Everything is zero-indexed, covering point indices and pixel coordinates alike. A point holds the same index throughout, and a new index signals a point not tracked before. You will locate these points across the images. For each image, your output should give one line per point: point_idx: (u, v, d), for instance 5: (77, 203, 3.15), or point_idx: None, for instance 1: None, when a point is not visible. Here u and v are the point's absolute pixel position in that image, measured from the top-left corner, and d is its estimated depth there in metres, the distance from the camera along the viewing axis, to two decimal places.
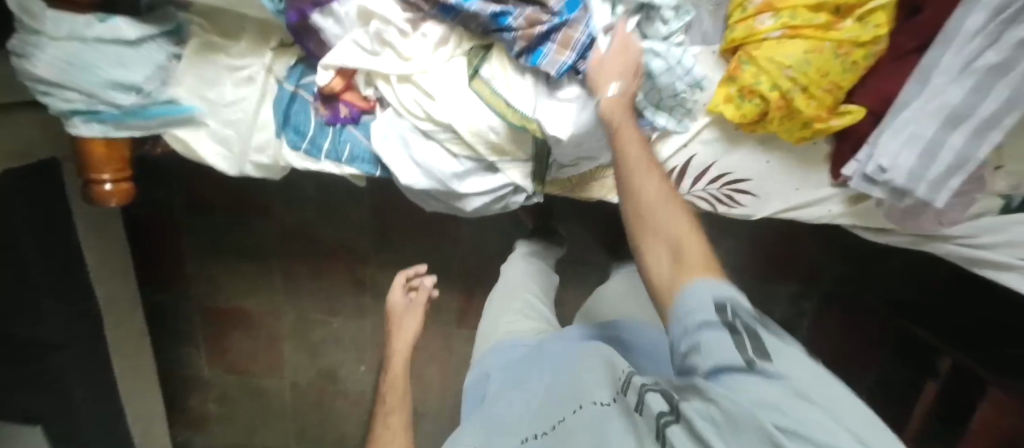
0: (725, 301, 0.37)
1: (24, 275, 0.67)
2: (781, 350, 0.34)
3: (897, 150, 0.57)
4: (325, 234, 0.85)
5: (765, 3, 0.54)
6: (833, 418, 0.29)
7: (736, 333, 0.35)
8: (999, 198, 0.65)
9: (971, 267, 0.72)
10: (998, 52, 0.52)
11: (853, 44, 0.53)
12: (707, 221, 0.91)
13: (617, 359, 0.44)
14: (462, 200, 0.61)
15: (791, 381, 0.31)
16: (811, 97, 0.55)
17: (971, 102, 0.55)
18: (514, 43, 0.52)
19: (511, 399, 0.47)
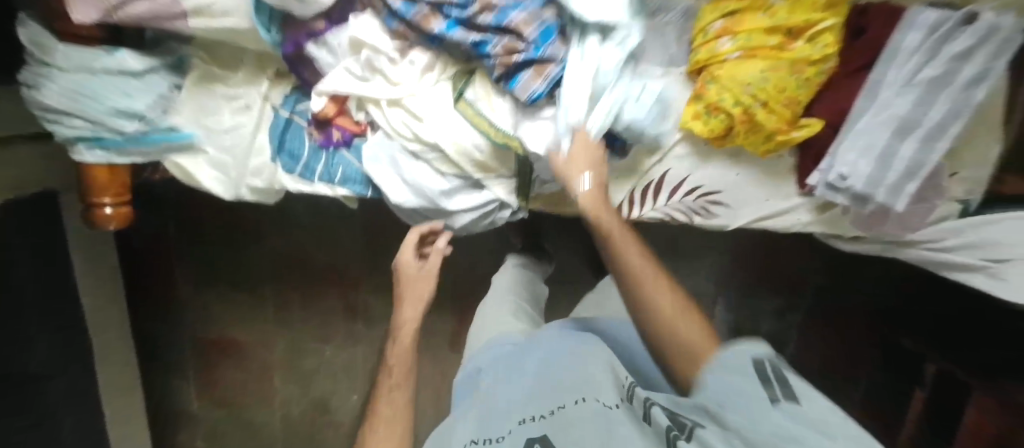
0: (759, 358, 0.36)
1: (23, 302, 0.68)
2: (815, 394, 0.33)
3: (855, 158, 0.62)
4: (319, 259, 0.87)
5: (723, 28, 0.59)
6: None
7: (767, 379, 0.35)
8: (957, 203, 0.70)
9: (940, 271, 0.74)
10: (936, 66, 0.57)
11: (806, 62, 0.58)
12: (688, 238, 0.95)
13: (619, 372, 0.47)
14: (451, 216, 0.65)
15: (817, 421, 0.30)
16: (771, 111, 0.60)
17: (917, 111, 0.60)
18: (493, 69, 0.56)
19: (511, 384, 0.49)
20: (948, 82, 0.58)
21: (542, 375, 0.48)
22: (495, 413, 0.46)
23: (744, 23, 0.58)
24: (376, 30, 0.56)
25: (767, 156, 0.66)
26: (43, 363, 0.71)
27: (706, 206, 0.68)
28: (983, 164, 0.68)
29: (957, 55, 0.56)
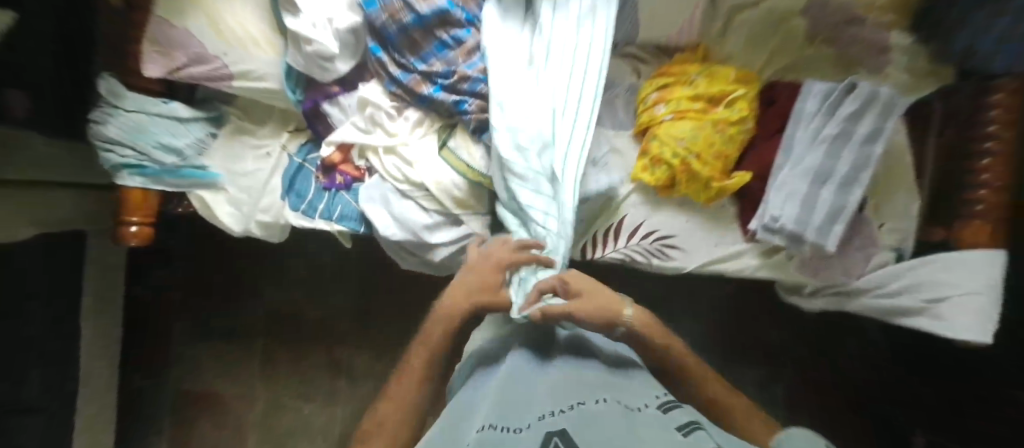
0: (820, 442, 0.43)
1: (39, 325, 0.74)
2: None
3: (782, 202, 0.71)
4: (310, 314, 0.94)
5: (658, 97, 0.73)
6: None
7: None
8: (891, 251, 0.79)
9: (892, 321, 0.79)
10: (833, 124, 0.70)
11: (727, 123, 0.71)
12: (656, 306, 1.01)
13: (645, 387, 0.46)
14: (432, 250, 0.73)
15: None
16: (704, 163, 0.70)
17: (829, 162, 0.71)
18: (470, 122, 0.69)
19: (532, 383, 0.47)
20: (848, 137, 0.70)
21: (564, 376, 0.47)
22: (515, 402, 0.44)
23: (674, 93, 0.72)
24: (379, 92, 0.70)
25: (711, 204, 0.76)
26: (36, 394, 0.74)
27: (664, 249, 0.76)
28: (908, 219, 0.79)
29: (848, 115, 0.69)
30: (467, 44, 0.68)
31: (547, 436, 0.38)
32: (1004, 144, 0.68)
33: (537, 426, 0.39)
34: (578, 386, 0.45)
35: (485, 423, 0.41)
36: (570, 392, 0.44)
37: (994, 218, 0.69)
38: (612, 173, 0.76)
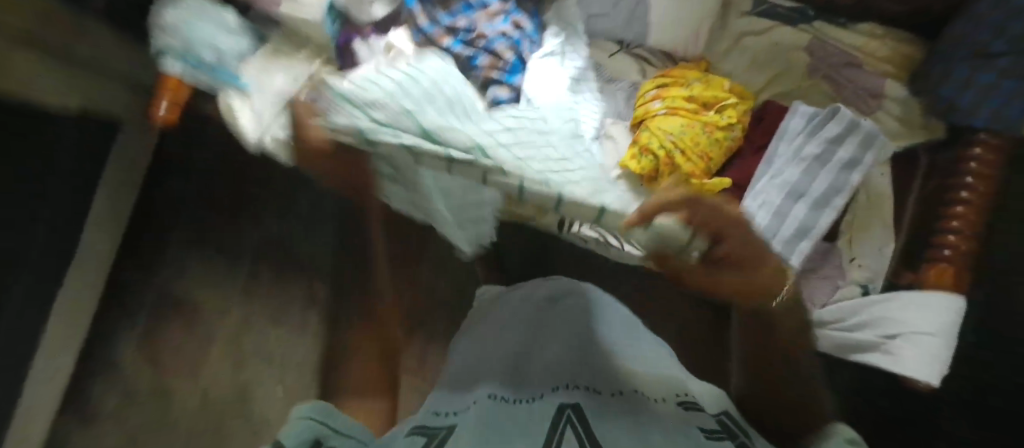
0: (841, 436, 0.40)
1: (70, 192, 0.80)
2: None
3: (756, 210, 0.74)
4: (302, 247, 1.01)
5: (655, 94, 0.79)
6: None
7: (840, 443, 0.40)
8: (857, 286, 0.80)
9: (845, 357, 0.78)
10: (815, 144, 0.75)
11: (714, 126, 0.75)
12: None
13: (665, 375, 0.50)
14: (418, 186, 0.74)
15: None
16: (687, 159, 0.74)
17: (805, 180, 0.75)
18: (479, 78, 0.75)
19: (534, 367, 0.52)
20: (825, 160, 0.75)
21: (588, 352, 0.52)
22: (520, 382, 0.49)
23: (672, 92, 0.78)
24: (404, 40, 0.77)
25: None
26: (49, 260, 0.79)
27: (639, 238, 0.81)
28: (880, 260, 0.80)
29: (828, 138, 0.75)
30: (491, 11, 0.78)
31: (562, 409, 0.41)
32: (978, 196, 0.71)
33: (557, 396, 0.43)
34: (601, 369, 0.49)
35: (492, 394, 0.47)
36: (594, 376, 0.48)
37: (959, 264, 0.71)
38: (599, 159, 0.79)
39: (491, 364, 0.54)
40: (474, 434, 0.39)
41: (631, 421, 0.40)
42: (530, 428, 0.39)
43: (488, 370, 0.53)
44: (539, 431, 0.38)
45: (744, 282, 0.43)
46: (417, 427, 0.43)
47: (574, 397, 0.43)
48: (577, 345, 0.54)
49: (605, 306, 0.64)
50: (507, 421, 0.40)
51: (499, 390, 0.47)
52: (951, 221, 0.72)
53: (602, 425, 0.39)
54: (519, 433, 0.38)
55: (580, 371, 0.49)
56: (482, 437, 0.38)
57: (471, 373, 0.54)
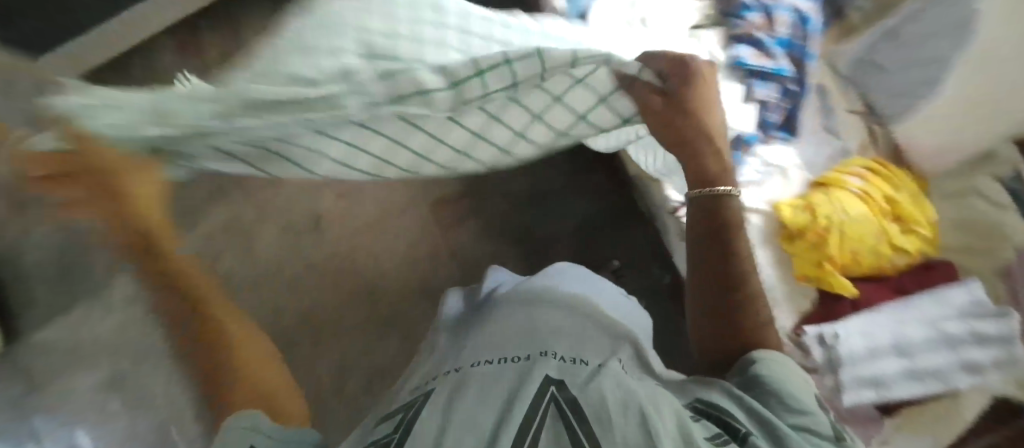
0: (767, 375, 0.48)
1: None
2: (796, 392, 0.47)
3: (853, 333, 0.72)
4: None
5: (862, 171, 0.73)
6: (812, 419, 0.45)
7: (771, 391, 0.47)
8: None
9: None
10: (959, 326, 0.70)
11: (888, 239, 0.71)
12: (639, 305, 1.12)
13: (628, 363, 0.57)
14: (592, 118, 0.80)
15: (806, 420, 0.45)
16: (839, 246, 0.72)
17: (921, 344, 0.71)
18: (742, 27, 0.70)
19: (508, 312, 0.65)
20: (956, 345, 0.70)
21: (569, 330, 0.61)
22: (505, 331, 0.61)
23: (876, 181, 0.72)
24: None
25: (800, 281, 0.78)
26: None
27: None
28: None
29: (979, 331, 0.69)
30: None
31: (546, 393, 0.47)
32: None
33: (544, 368, 0.51)
34: (585, 347, 0.57)
35: (480, 360, 0.56)
36: (583, 353, 0.56)
37: None
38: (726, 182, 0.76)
39: (480, 327, 0.65)
40: (443, 397, 0.49)
41: (622, 394, 0.46)
42: (519, 398, 0.46)
43: (483, 337, 0.61)
44: (524, 404, 0.45)
45: (698, 173, 0.59)
46: (391, 412, 0.51)
47: (562, 374, 0.50)
48: (565, 325, 0.62)
49: (581, 273, 0.78)
50: (490, 378, 0.51)
51: (483, 356, 0.57)
52: None
53: (586, 400, 0.45)
54: (510, 401, 0.46)
55: (566, 345, 0.57)
56: (473, 390, 0.49)
57: (456, 336, 0.68)
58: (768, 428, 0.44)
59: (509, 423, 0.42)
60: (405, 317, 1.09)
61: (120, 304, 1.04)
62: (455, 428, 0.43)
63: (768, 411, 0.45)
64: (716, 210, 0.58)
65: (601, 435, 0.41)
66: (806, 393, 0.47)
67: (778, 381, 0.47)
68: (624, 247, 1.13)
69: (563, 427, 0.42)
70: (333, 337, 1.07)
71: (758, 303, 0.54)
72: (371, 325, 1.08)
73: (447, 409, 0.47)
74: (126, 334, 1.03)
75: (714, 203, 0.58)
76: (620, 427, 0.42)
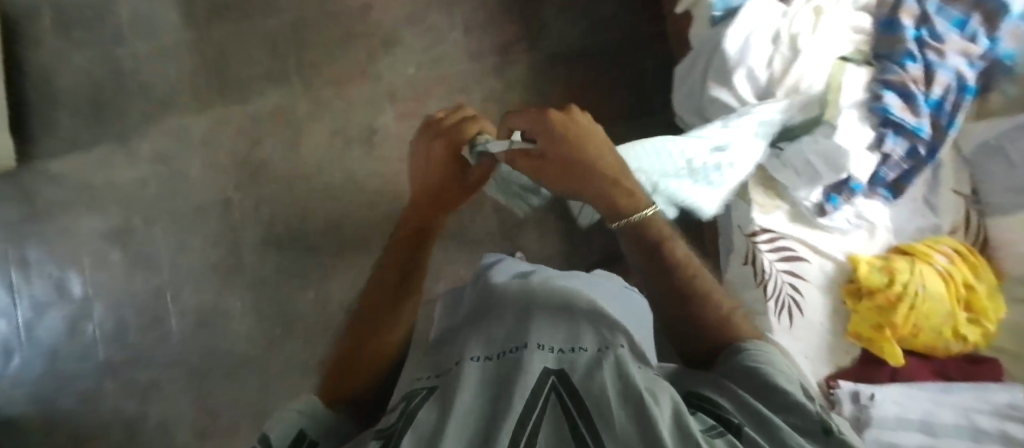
0: (762, 365, 0.43)
1: None
2: (792, 388, 0.41)
3: (889, 399, 0.74)
4: (542, 12, 1.03)
5: (949, 251, 0.74)
6: (803, 416, 0.39)
7: (770, 386, 0.41)
8: None
9: None
10: (991, 422, 0.70)
11: (952, 322, 0.72)
12: None
13: (632, 349, 0.53)
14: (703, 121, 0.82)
15: (805, 420, 0.38)
16: (906, 315, 0.72)
17: (951, 429, 0.71)
18: (894, 75, 0.68)
19: (517, 296, 0.63)
20: (983, 439, 0.70)
21: (565, 315, 0.58)
22: (529, 313, 0.59)
23: (962, 264, 0.73)
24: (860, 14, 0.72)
25: (848, 338, 0.78)
26: None
27: (785, 311, 0.76)
28: None
29: (1009, 433, 0.69)
30: (974, 48, 0.67)
31: (547, 378, 0.45)
32: None
33: (540, 357, 0.48)
34: (581, 332, 0.55)
35: (481, 354, 0.53)
36: (577, 340, 0.53)
37: None
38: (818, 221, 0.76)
39: (482, 321, 0.61)
40: (436, 395, 0.48)
41: (620, 386, 0.42)
42: (517, 389, 0.44)
43: (485, 327, 0.59)
44: (523, 396, 0.43)
45: (606, 201, 0.57)
46: (412, 390, 0.51)
47: (560, 363, 0.48)
48: (560, 313, 0.59)
49: (609, 280, 0.75)
50: (489, 373, 0.49)
51: (477, 350, 0.54)
52: None
53: (586, 391, 0.42)
54: (505, 394, 0.44)
55: (558, 334, 0.54)
56: (472, 384, 0.47)
57: (464, 322, 0.64)
58: (759, 418, 0.39)
59: (508, 417, 0.41)
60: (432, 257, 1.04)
61: (147, 159, 0.97)
62: (453, 429, 0.41)
63: (759, 403, 0.40)
64: (644, 233, 0.55)
65: (606, 432, 0.38)
66: (797, 384, 0.42)
67: (768, 371, 0.42)
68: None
69: (566, 420, 0.40)
70: None
71: (709, 318, 0.49)
72: None
73: (445, 405, 0.45)
74: (142, 190, 0.97)
75: (641, 227, 0.55)
76: (624, 425, 0.38)
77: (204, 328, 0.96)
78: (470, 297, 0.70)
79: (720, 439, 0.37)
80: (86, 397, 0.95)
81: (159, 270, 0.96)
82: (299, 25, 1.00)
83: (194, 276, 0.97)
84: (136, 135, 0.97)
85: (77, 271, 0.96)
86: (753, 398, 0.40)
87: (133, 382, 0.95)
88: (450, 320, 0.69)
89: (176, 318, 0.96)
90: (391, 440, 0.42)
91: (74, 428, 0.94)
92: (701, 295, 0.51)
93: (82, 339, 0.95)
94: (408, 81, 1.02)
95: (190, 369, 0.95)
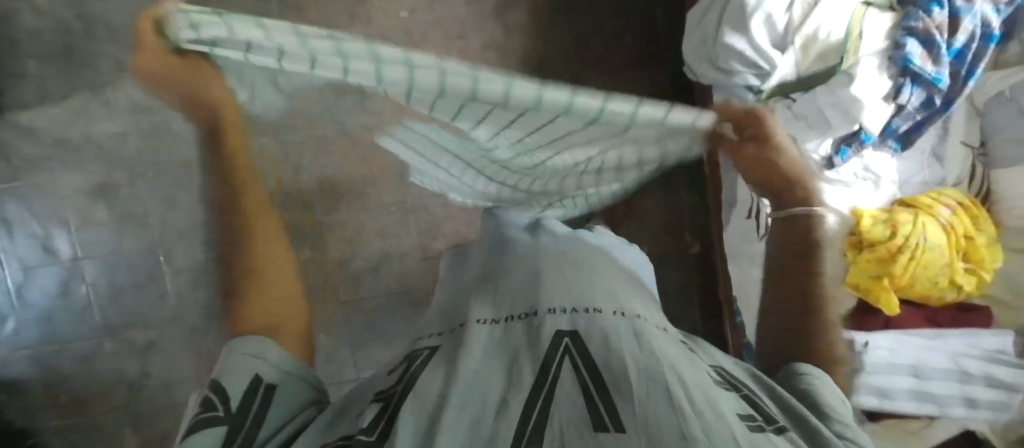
0: (813, 380, 0.49)
1: None
2: (838, 405, 0.46)
3: (882, 346, 0.76)
4: None
5: (953, 205, 0.75)
6: (847, 431, 0.44)
7: (816, 401, 0.46)
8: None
9: None
10: (978, 367, 0.74)
11: (950, 274, 0.74)
12: (675, 271, 1.06)
13: (646, 315, 0.56)
14: (714, 73, 0.79)
15: (848, 434, 0.43)
16: (907, 266, 0.73)
17: (937, 372, 0.76)
18: (918, 20, 0.68)
19: (524, 259, 0.63)
20: (967, 381, 0.75)
21: (577, 279, 0.59)
22: (536, 275, 0.60)
23: (965, 216, 0.75)
24: None
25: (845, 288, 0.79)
26: None
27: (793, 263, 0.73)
28: None
29: (993, 376, 0.74)
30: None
31: (563, 341, 0.47)
32: None
33: (553, 322, 0.51)
34: (592, 293, 0.56)
35: (487, 317, 0.54)
36: (590, 301, 0.55)
37: None
38: (825, 174, 0.75)
39: (489, 285, 0.62)
40: (439, 361, 0.48)
41: (644, 353, 0.44)
42: (528, 361, 0.46)
43: (491, 291, 0.60)
44: (533, 369, 0.45)
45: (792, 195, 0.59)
46: (412, 356, 0.52)
47: (573, 326, 0.50)
48: (568, 275, 0.60)
49: (621, 243, 0.79)
50: (493, 341, 0.50)
51: (483, 313, 0.55)
52: None
53: (606, 366, 0.44)
54: (511, 364, 0.46)
55: (565, 296, 0.56)
56: (478, 352, 0.47)
57: (467, 287, 0.65)
58: (805, 425, 0.43)
59: (520, 389, 0.42)
60: (429, 212, 1.02)
61: (126, 110, 0.92)
62: (451, 407, 0.40)
63: (810, 415, 0.44)
64: (806, 231, 0.58)
65: (620, 400, 0.39)
66: (848, 409, 0.47)
67: (823, 392, 0.47)
68: (662, 219, 1.06)
69: (580, 390, 0.41)
70: (348, 212, 1.01)
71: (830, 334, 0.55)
72: (392, 209, 1.01)
73: (448, 371, 0.45)
74: (126, 145, 0.92)
75: (807, 224, 0.58)
76: (641, 393, 0.40)
77: (201, 287, 0.94)
78: (483, 254, 0.71)
79: (759, 430, 0.39)
80: (86, 357, 0.94)
81: (149, 227, 0.93)
82: None
83: (186, 235, 0.94)
84: (113, 85, 0.91)
85: (63, 230, 0.92)
86: (799, 408, 0.45)
87: (133, 341, 0.94)
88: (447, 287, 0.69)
89: (172, 277, 0.94)
90: (390, 405, 0.43)
91: (76, 387, 0.94)
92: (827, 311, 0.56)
93: (76, 298, 0.93)
94: (401, 25, 0.97)
95: (189, 327, 0.95)
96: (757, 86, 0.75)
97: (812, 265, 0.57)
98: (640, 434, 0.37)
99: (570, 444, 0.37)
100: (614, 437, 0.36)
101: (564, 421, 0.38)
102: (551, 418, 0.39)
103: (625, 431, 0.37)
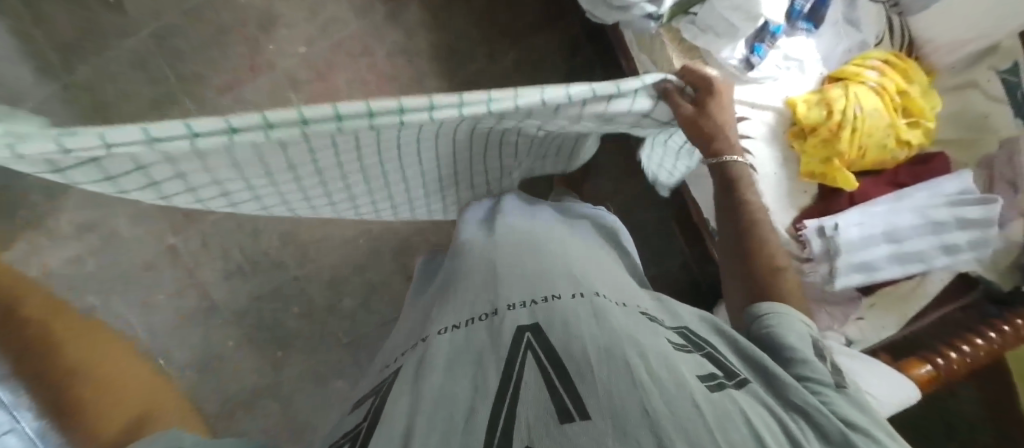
0: (772, 314, 0.53)
1: None
2: (803, 339, 0.51)
3: (851, 224, 0.74)
4: None
5: (878, 67, 0.75)
6: (810, 369, 0.48)
7: (784, 341, 0.51)
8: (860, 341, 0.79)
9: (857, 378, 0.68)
10: (947, 212, 0.74)
11: (894, 134, 0.74)
12: (648, 211, 1.06)
13: (607, 290, 0.56)
14: (613, 12, 0.77)
15: (810, 367, 0.48)
16: (852, 139, 0.73)
17: (911, 230, 0.75)
18: None
19: (477, 258, 0.64)
20: (942, 228, 0.75)
21: (533, 269, 0.59)
22: (492, 273, 0.60)
23: (893, 73, 0.75)
24: None
25: (802, 179, 0.78)
26: None
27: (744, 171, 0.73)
28: (891, 329, 0.79)
29: (964, 217, 0.74)
30: None
31: (523, 338, 0.48)
32: (1002, 339, 0.69)
33: (513, 318, 0.52)
34: (548, 278, 0.57)
35: (450, 326, 0.55)
36: (549, 287, 0.56)
37: (977, 363, 0.68)
38: (745, 76, 0.75)
39: (448, 294, 0.62)
40: (406, 382, 0.49)
41: (601, 332, 0.47)
42: (493, 363, 0.47)
43: (449, 300, 0.60)
44: (498, 371, 0.46)
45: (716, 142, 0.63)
46: (380, 385, 0.54)
47: (534, 318, 0.51)
48: (525, 265, 0.60)
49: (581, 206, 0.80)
50: (458, 349, 0.51)
51: (444, 322, 0.56)
52: (963, 342, 0.69)
53: (567, 355, 0.45)
54: (477, 368, 0.47)
55: (522, 287, 0.57)
56: (441, 363, 0.49)
57: (429, 303, 0.65)
58: (770, 378, 0.47)
59: (486, 396, 0.43)
60: (398, 232, 1.05)
61: (72, 233, 0.93)
62: (419, 435, 0.40)
63: (774, 364, 0.48)
64: (725, 175, 0.65)
65: (583, 389, 0.41)
66: (811, 346, 0.51)
67: (787, 335, 0.51)
68: (618, 165, 1.06)
69: (545, 385, 0.42)
70: (320, 259, 1.02)
71: (769, 245, 0.61)
72: (359, 242, 1.04)
73: (413, 394, 0.46)
74: (83, 266, 0.93)
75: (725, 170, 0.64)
76: (604, 377, 0.41)
77: (209, 374, 0.96)
78: (444, 259, 0.72)
79: (718, 386, 0.42)
80: None
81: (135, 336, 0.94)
82: (159, 34, 0.90)
83: (175, 330, 0.95)
84: (51, 212, 0.92)
85: None
86: (764, 357, 0.49)
87: None
88: (413, 308, 0.69)
89: (178, 375, 0.95)
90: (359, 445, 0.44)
91: None
92: (769, 230, 0.63)
93: None
94: (304, 61, 0.95)
95: (210, 416, 0.95)
96: (655, 13, 0.74)
97: (744, 200, 0.64)
98: (605, 419, 0.37)
99: (539, 441, 0.37)
100: (581, 425, 0.37)
101: (532, 418, 0.39)
102: (516, 417, 0.39)
103: (590, 419, 0.37)
